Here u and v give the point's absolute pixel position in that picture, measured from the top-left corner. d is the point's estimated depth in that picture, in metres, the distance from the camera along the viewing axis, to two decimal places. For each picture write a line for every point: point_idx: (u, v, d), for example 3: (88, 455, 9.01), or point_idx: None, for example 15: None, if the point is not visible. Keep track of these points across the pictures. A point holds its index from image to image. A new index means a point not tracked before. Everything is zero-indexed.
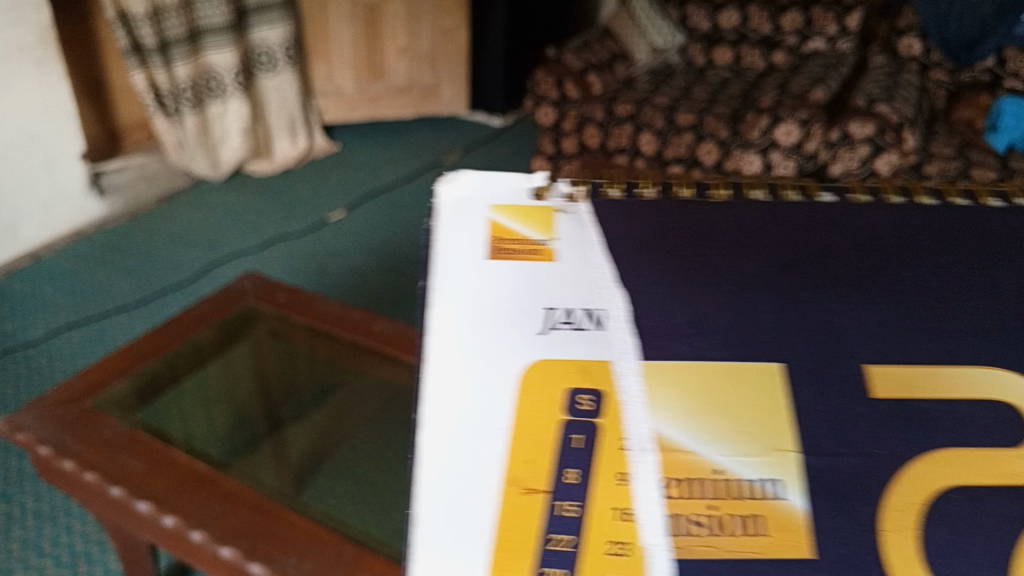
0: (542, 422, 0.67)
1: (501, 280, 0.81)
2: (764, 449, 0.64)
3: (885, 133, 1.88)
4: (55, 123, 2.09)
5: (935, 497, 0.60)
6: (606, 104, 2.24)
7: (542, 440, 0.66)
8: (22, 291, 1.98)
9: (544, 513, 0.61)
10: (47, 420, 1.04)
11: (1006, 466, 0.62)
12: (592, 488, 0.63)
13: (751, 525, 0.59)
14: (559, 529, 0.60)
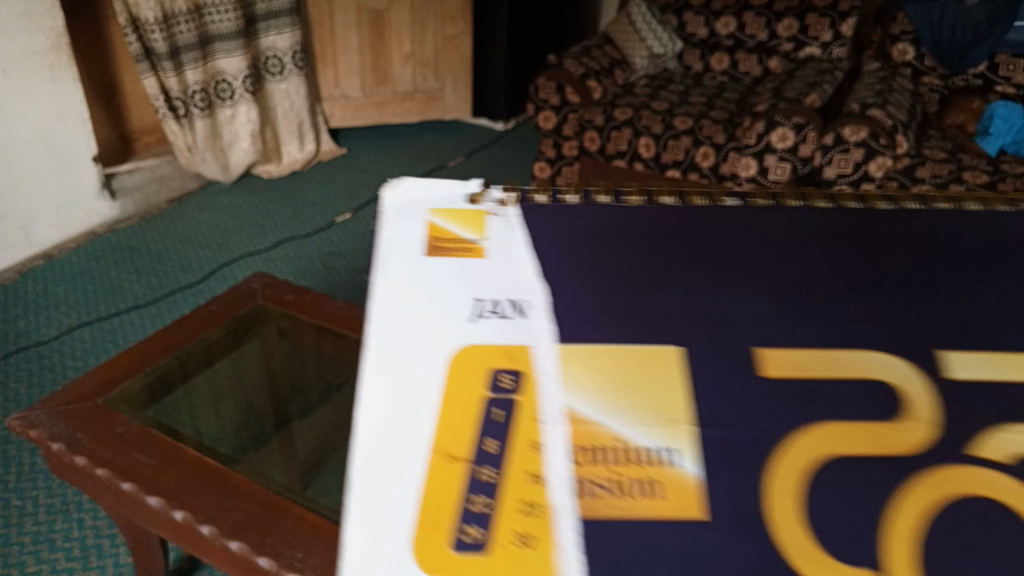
0: (472, 400, 0.80)
1: (441, 283, 0.97)
2: (657, 420, 0.78)
3: (878, 137, 1.93)
4: (67, 126, 2.13)
5: (818, 464, 0.73)
6: (605, 109, 2.28)
7: (468, 414, 0.78)
8: (36, 291, 2.02)
9: (465, 478, 0.71)
10: (60, 416, 1.03)
11: (879, 438, 0.76)
12: (508, 456, 0.74)
13: (647, 487, 0.70)
14: (477, 492, 0.70)
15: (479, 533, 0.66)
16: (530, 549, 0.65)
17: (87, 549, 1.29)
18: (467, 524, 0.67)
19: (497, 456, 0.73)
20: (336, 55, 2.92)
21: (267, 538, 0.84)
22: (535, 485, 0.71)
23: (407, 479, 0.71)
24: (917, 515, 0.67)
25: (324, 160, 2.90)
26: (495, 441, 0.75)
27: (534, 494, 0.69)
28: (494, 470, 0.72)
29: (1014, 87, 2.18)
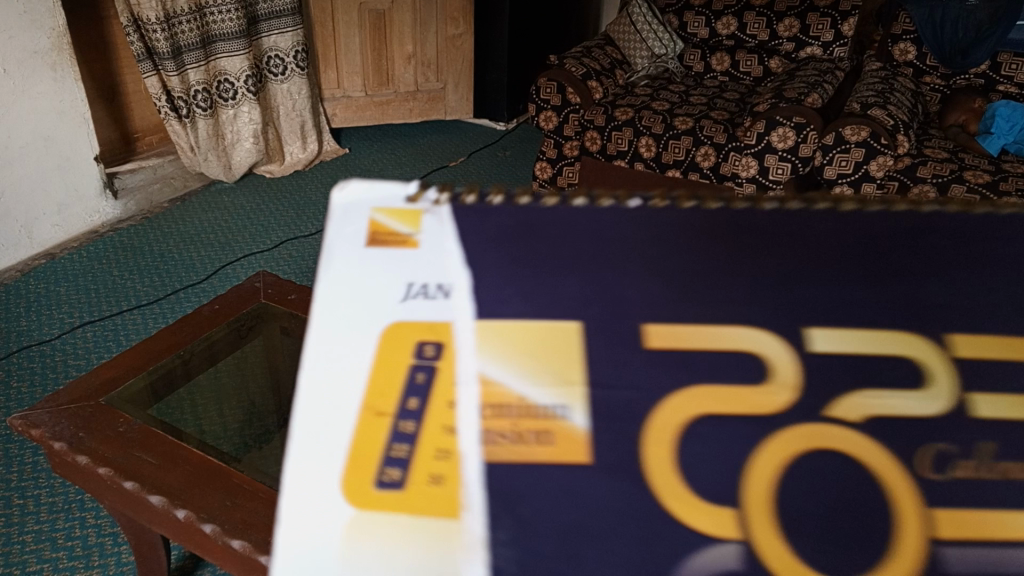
0: (385, 346, 0.60)
1: (364, 264, 0.63)
2: (552, 380, 0.59)
3: (879, 136, 1.93)
4: (68, 126, 2.14)
5: (689, 425, 0.57)
6: (606, 109, 2.28)
7: (390, 384, 0.59)
8: (37, 290, 2.03)
9: (383, 437, 0.57)
10: (62, 415, 1.03)
11: (754, 402, 0.58)
12: (424, 416, 0.58)
13: (540, 437, 0.57)
14: (393, 459, 0.57)
15: (396, 474, 0.56)
16: (434, 511, 0.55)
17: (89, 547, 1.30)
18: (373, 480, 0.56)
19: (411, 403, 0.58)
20: (338, 55, 2.92)
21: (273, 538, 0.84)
22: (449, 439, 0.57)
23: (314, 445, 0.57)
24: (782, 457, 0.56)
25: (326, 159, 2.91)
26: (410, 392, 0.59)
27: (448, 446, 0.57)
28: (407, 422, 0.58)
29: (1016, 86, 2.18)
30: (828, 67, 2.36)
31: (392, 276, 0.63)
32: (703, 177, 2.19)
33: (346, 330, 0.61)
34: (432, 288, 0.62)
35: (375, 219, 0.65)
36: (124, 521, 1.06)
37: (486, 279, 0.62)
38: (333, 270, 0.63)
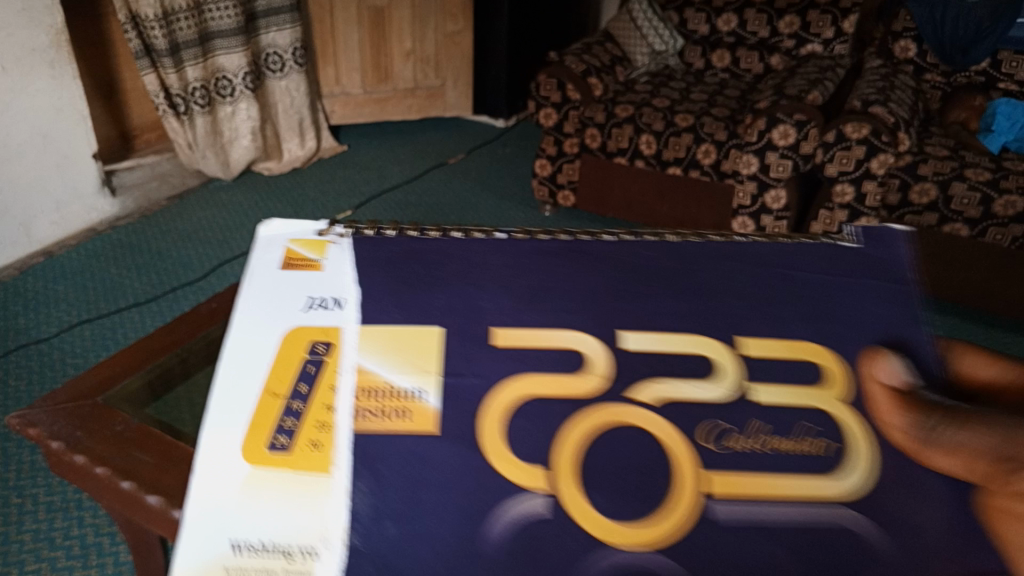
0: (288, 350, 0.81)
1: (287, 277, 0.90)
2: (416, 369, 0.77)
3: (880, 134, 1.92)
4: (68, 124, 2.13)
5: (517, 402, 0.73)
6: (606, 106, 2.28)
7: (292, 366, 0.79)
8: (35, 288, 2.02)
9: (279, 410, 0.75)
10: (58, 414, 1.02)
11: (572, 385, 0.75)
12: (313, 396, 0.76)
13: (400, 413, 0.73)
14: (283, 432, 0.73)
15: (284, 440, 0.73)
16: (313, 467, 0.70)
17: (87, 547, 1.29)
18: (269, 447, 0.72)
19: (302, 393, 0.77)
20: (337, 52, 2.91)
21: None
22: (327, 414, 0.74)
23: (228, 419, 0.75)
24: (583, 432, 0.71)
25: (325, 157, 2.91)
26: (304, 382, 0.77)
27: (326, 421, 0.74)
28: (297, 403, 0.76)
29: (1016, 84, 2.17)
30: (829, 64, 2.36)
31: (296, 296, 0.87)
32: (703, 174, 2.18)
33: (263, 342, 0.82)
34: (325, 301, 0.86)
35: (297, 253, 0.94)
36: (123, 520, 1.05)
37: (364, 310, 0.84)
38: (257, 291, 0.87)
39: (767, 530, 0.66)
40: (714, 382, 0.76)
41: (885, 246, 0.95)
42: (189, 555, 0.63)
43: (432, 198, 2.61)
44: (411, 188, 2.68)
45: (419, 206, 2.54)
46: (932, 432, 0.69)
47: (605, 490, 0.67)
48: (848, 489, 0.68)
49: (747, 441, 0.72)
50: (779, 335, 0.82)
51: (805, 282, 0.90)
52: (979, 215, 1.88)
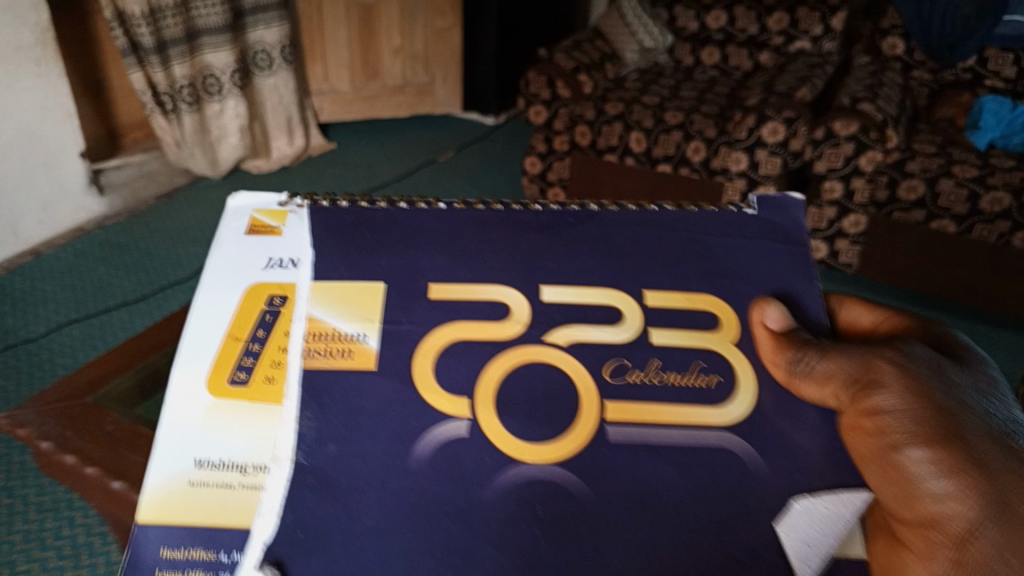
0: (245, 291, 0.67)
1: (268, 207, 0.73)
2: (350, 311, 0.63)
3: (868, 131, 1.93)
4: (54, 121, 2.11)
5: (445, 343, 0.61)
6: (596, 104, 2.28)
7: (252, 310, 0.66)
8: (22, 288, 2.00)
9: (239, 354, 0.64)
10: (48, 414, 1.00)
11: (499, 330, 0.62)
12: (271, 341, 0.65)
13: (339, 351, 0.61)
14: (242, 370, 0.63)
15: (242, 376, 0.63)
16: (270, 398, 0.62)
17: (78, 546, 1.28)
18: (225, 377, 0.62)
19: (260, 330, 0.65)
20: (325, 49, 2.90)
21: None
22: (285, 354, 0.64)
23: (193, 347, 0.64)
24: (501, 372, 0.60)
25: (314, 154, 2.90)
26: (262, 319, 0.65)
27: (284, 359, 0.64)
28: (254, 342, 0.64)
29: (1002, 81, 2.19)
30: (818, 61, 2.37)
31: (252, 253, 0.69)
32: (693, 171, 2.18)
33: (215, 281, 0.68)
34: (284, 259, 0.68)
35: (254, 218, 0.71)
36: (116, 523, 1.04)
37: (325, 262, 0.66)
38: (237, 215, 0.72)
39: (657, 450, 0.57)
40: (621, 326, 0.62)
41: (786, 212, 0.70)
42: (154, 472, 0.58)
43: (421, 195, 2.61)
44: (400, 186, 2.68)
45: None
46: (802, 361, 0.60)
47: (531, 413, 0.58)
48: (733, 421, 0.59)
49: (641, 375, 0.60)
50: (675, 282, 0.65)
51: (713, 237, 0.68)
52: (966, 211, 1.90)
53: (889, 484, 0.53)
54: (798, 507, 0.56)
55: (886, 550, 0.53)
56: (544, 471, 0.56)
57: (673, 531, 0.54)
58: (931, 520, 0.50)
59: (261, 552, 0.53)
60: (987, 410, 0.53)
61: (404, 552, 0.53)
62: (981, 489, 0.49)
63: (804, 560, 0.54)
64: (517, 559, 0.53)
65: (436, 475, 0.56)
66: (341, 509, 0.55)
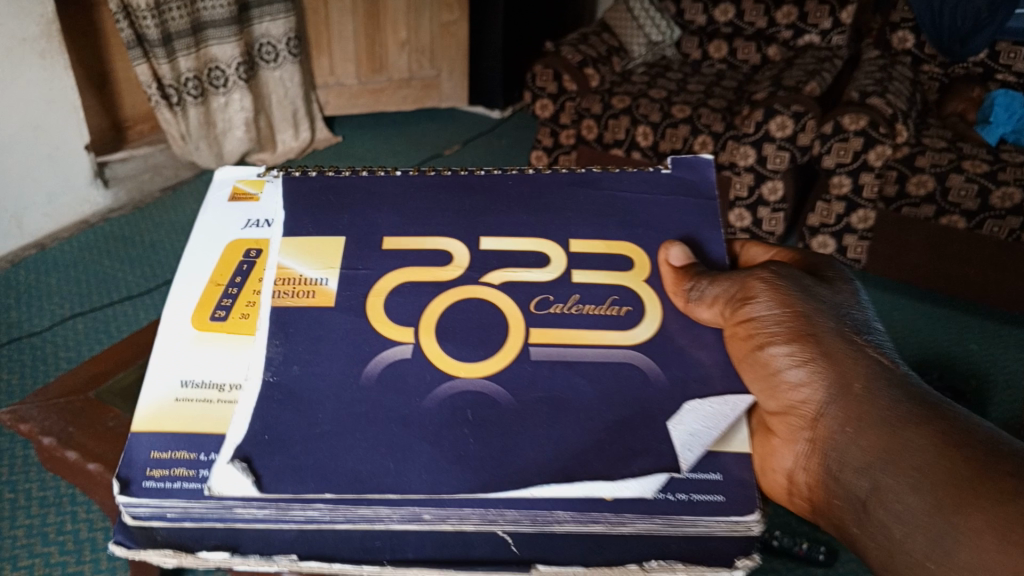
0: (225, 246, 0.76)
1: (247, 183, 0.81)
2: (314, 263, 0.70)
3: (877, 126, 1.91)
4: (60, 113, 2.10)
5: (402, 284, 0.69)
6: (602, 97, 2.26)
7: (230, 261, 0.74)
8: (27, 281, 2.00)
9: (219, 299, 0.71)
10: (52, 410, 0.96)
11: (436, 274, 0.70)
12: (242, 287, 0.72)
13: (302, 291, 0.68)
14: (221, 309, 0.70)
15: (222, 313, 0.70)
16: (245, 330, 0.69)
17: (80, 542, 1.28)
18: (207, 315, 0.69)
19: (238, 276, 0.73)
20: (331, 42, 2.90)
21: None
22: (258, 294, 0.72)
23: (179, 293, 0.72)
24: (441, 309, 0.67)
25: (319, 148, 2.89)
26: (240, 267, 0.74)
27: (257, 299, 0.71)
28: (233, 287, 0.72)
29: (1014, 76, 2.17)
30: (827, 55, 2.35)
31: (236, 215, 0.78)
32: None
33: (198, 239, 0.76)
34: (260, 219, 0.77)
35: (237, 187, 0.81)
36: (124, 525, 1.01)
37: (293, 220, 0.73)
38: (222, 193, 0.81)
39: (574, 366, 0.65)
40: (547, 268, 0.71)
41: (697, 170, 0.79)
42: (144, 396, 0.63)
43: None
44: None
45: None
46: (695, 288, 0.68)
47: (463, 338, 0.65)
48: (637, 341, 0.67)
49: (562, 307, 0.68)
50: (595, 231, 0.74)
51: (630, 195, 0.77)
52: (976, 207, 1.88)
53: (759, 379, 0.63)
54: (689, 407, 0.62)
55: (763, 443, 0.62)
56: (477, 384, 0.63)
57: (580, 428, 0.61)
58: (790, 406, 0.61)
59: (230, 450, 0.58)
60: (849, 316, 0.64)
61: (354, 451, 0.59)
62: (828, 375, 0.59)
63: (688, 448, 0.60)
64: (448, 456, 0.59)
65: (384, 389, 0.62)
66: (302, 417, 0.60)
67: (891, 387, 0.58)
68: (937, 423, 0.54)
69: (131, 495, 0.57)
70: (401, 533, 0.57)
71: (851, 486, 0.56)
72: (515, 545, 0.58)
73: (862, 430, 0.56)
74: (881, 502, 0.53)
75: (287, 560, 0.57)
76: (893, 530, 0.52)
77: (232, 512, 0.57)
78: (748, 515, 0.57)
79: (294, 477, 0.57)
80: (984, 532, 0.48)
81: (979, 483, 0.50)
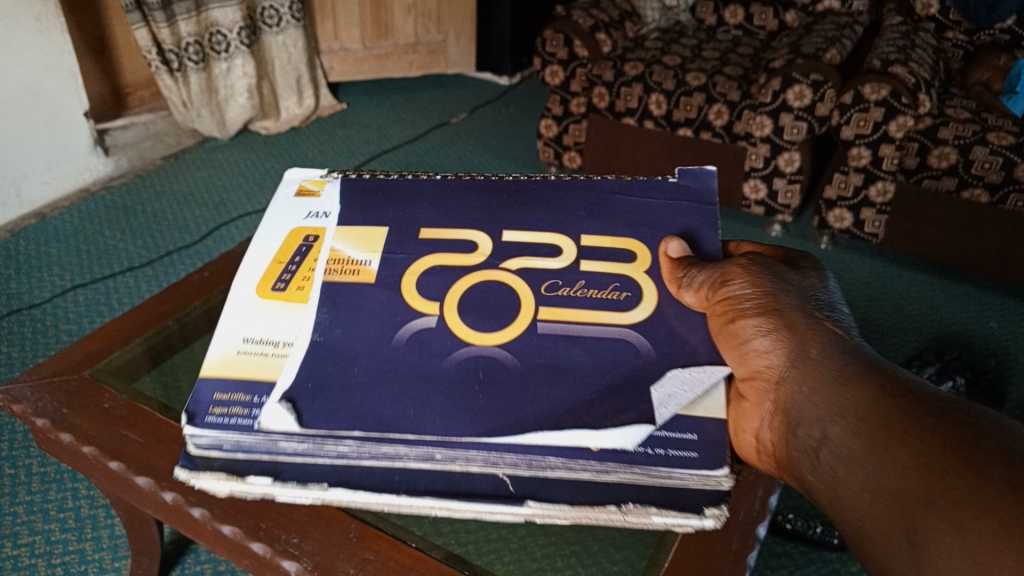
0: (287, 232, 0.81)
1: (312, 181, 0.88)
2: (360, 246, 0.76)
3: (900, 95, 1.85)
4: (57, 78, 2.04)
5: (426, 270, 0.73)
6: (614, 63, 2.19)
7: (291, 243, 0.79)
8: (27, 252, 1.97)
9: (279, 273, 0.76)
10: (45, 389, 0.92)
11: (461, 259, 0.74)
12: (300, 262, 0.77)
13: (347, 267, 0.74)
14: (282, 281, 0.75)
15: (282, 283, 0.75)
16: (298, 299, 0.72)
17: (82, 519, 1.26)
18: (269, 284, 0.74)
19: (297, 256, 0.78)
20: (335, 7, 2.81)
21: (361, 552, 0.73)
22: (313, 271, 0.75)
23: (246, 269, 0.77)
24: (467, 286, 0.71)
25: (324, 115, 2.84)
26: (300, 248, 0.78)
27: (312, 274, 0.75)
28: (292, 264, 0.77)
29: None
30: (847, 21, 2.27)
31: (297, 207, 0.84)
32: (714, 136, 2.11)
33: (267, 228, 0.81)
34: (320, 211, 0.82)
35: (302, 186, 0.87)
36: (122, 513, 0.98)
37: (347, 213, 0.81)
38: (288, 188, 0.87)
39: (574, 340, 0.68)
40: (560, 257, 0.75)
41: (700, 179, 0.82)
42: (210, 350, 0.68)
43: (433, 158, 2.57)
44: (412, 147, 2.64)
45: (419, 167, 2.51)
46: (686, 274, 0.69)
47: (482, 312, 0.69)
48: (632, 322, 0.69)
49: (569, 291, 0.72)
50: (604, 227, 0.78)
51: (637, 200, 0.80)
52: (1000, 180, 1.82)
53: (733, 353, 0.63)
54: (671, 375, 0.64)
55: (737, 408, 0.62)
56: (491, 351, 0.66)
57: (577, 389, 0.63)
58: (757, 373, 0.60)
59: (280, 393, 0.62)
60: (816, 296, 0.62)
61: (381, 399, 0.62)
62: (791, 344, 0.58)
63: (664, 405, 0.62)
64: (461, 407, 0.62)
65: (410, 350, 0.66)
66: (339, 367, 0.64)
67: (848, 351, 0.56)
68: (884, 382, 0.52)
69: (195, 426, 0.61)
70: (417, 471, 0.59)
71: (802, 445, 0.54)
72: (512, 484, 0.59)
73: (818, 388, 0.55)
74: (824, 456, 0.52)
75: (319, 487, 0.59)
76: (839, 474, 0.50)
77: (276, 445, 0.60)
78: (718, 469, 0.58)
79: (330, 417, 0.60)
80: (916, 470, 0.46)
81: (911, 432, 0.48)
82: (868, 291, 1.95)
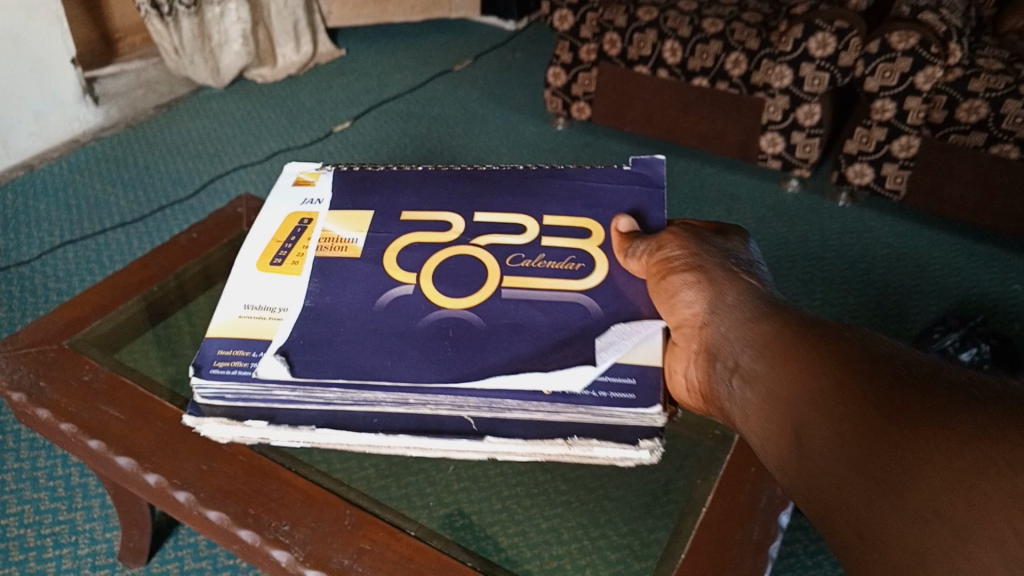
0: (284, 217, 0.80)
1: (313, 172, 0.87)
2: (349, 227, 0.78)
3: (929, 45, 1.75)
4: (43, 23, 1.95)
5: (403, 245, 0.75)
6: (628, 7, 2.07)
7: (286, 225, 0.79)
8: (15, 206, 1.91)
9: (279, 249, 0.76)
10: (20, 361, 0.87)
11: (439, 237, 0.75)
12: (294, 242, 0.76)
13: (336, 246, 0.75)
14: (282, 254, 0.75)
15: (280, 256, 0.75)
16: (295, 271, 0.73)
17: (71, 488, 1.22)
18: (268, 259, 0.74)
19: (292, 236, 0.77)
20: None
21: (358, 542, 0.68)
22: (307, 249, 0.75)
23: (250, 242, 0.77)
24: (440, 259, 0.73)
25: (321, 63, 2.74)
26: (296, 230, 0.78)
27: (306, 252, 0.75)
28: (288, 243, 0.76)
29: None
30: None
31: (293, 195, 0.83)
32: (731, 86, 2.02)
33: (263, 215, 0.81)
34: (313, 199, 0.82)
35: (299, 178, 0.86)
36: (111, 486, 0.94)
37: (340, 201, 0.81)
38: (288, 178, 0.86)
39: (533, 302, 0.70)
40: (523, 235, 0.76)
41: (648, 167, 0.83)
42: (218, 315, 0.69)
43: (434, 108, 2.48)
44: (414, 97, 2.54)
45: (421, 117, 2.41)
46: (631, 248, 0.72)
47: (455, 279, 0.71)
48: (586, 288, 0.72)
49: (531, 261, 0.74)
50: (564, 209, 0.79)
51: (596, 185, 0.81)
52: None
53: (664, 307, 0.66)
54: (615, 328, 0.67)
55: (670, 354, 0.65)
56: (460, 314, 0.68)
57: (531, 343, 0.66)
58: (682, 323, 0.63)
59: (275, 348, 0.65)
60: (737, 254, 0.65)
61: (365, 352, 0.65)
62: (709, 292, 0.61)
63: (605, 350, 0.65)
64: (435, 360, 0.64)
65: (391, 313, 0.69)
66: (326, 327, 0.67)
67: (760, 293, 0.59)
68: (788, 315, 0.55)
69: (201, 377, 0.63)
70: (394, 415, 0.63)
71: (719, 377, 0.57)
72: (475, 424, 0.63)
73: (731, 323, 0.57)
74: (737, 383, 0.54)
75: (310, 429, 0.62)
76: (748, 397, 0.52)
77: (271, 393, 0.63)
78: (651, 408, 0.61)
79: (320, 367, 0.63)
80: (808, 379, 0.48)
81: (805, 350, 0.50)
82: (888, 250, 1.88)
